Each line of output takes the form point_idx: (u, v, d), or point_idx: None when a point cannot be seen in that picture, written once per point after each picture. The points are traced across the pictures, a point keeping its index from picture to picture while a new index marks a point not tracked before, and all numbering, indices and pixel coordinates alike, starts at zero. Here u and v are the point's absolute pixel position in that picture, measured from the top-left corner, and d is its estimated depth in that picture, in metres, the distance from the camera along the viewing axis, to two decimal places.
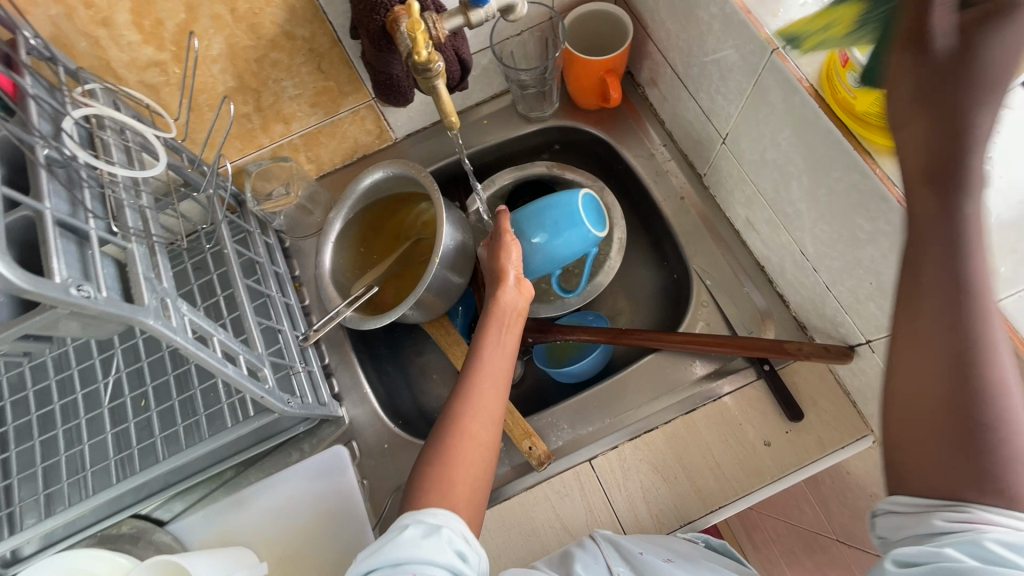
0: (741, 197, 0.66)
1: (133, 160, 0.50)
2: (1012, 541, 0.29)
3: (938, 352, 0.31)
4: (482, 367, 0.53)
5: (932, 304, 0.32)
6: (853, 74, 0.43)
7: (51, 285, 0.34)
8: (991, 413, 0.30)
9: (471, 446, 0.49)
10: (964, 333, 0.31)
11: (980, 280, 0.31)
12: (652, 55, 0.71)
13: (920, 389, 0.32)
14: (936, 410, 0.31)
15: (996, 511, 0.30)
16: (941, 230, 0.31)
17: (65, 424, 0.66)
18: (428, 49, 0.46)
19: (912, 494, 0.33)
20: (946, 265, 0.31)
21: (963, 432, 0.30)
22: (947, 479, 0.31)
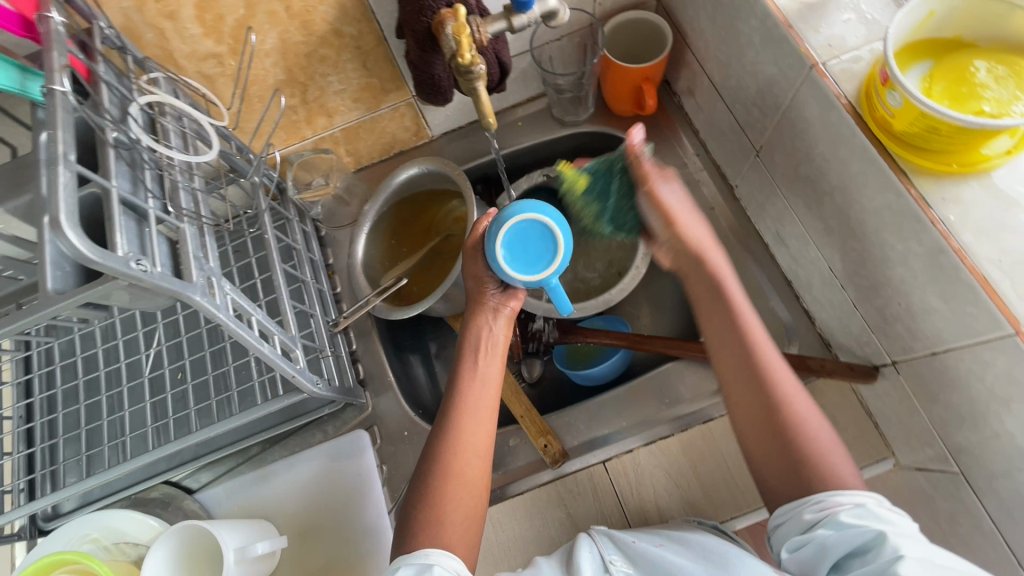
0: (772, 211, 0.66)
1: (189, 146, 0.53)
2: (850, 511, 0.44)
3: (756, 399, 0.52)
4: (462, 409, 0.54)
5: (740, 372, 0.53)
6: (892, 93, 0.43)
7: (114, 257, 0.37)
8: (796, 429, 0.50)
9: (457, 486, 0.51)
10: (767, 386, 0.52)
11: (762, 353, 0.53)
12: (690, 65, 0.71)
13: (750, 424, 0.52)
14: (761, 418, 0.51)
15: (830, 493, 0.46)
16: (726, 329, 0.55)
17: (109, 391, 0.70)
18: (471, 52, 0.48)
19: (788, 501, 0.48)
20: (743, 347, 0.54)
21: (784, 445, 0.50)
22: (792, 478, 0.49)
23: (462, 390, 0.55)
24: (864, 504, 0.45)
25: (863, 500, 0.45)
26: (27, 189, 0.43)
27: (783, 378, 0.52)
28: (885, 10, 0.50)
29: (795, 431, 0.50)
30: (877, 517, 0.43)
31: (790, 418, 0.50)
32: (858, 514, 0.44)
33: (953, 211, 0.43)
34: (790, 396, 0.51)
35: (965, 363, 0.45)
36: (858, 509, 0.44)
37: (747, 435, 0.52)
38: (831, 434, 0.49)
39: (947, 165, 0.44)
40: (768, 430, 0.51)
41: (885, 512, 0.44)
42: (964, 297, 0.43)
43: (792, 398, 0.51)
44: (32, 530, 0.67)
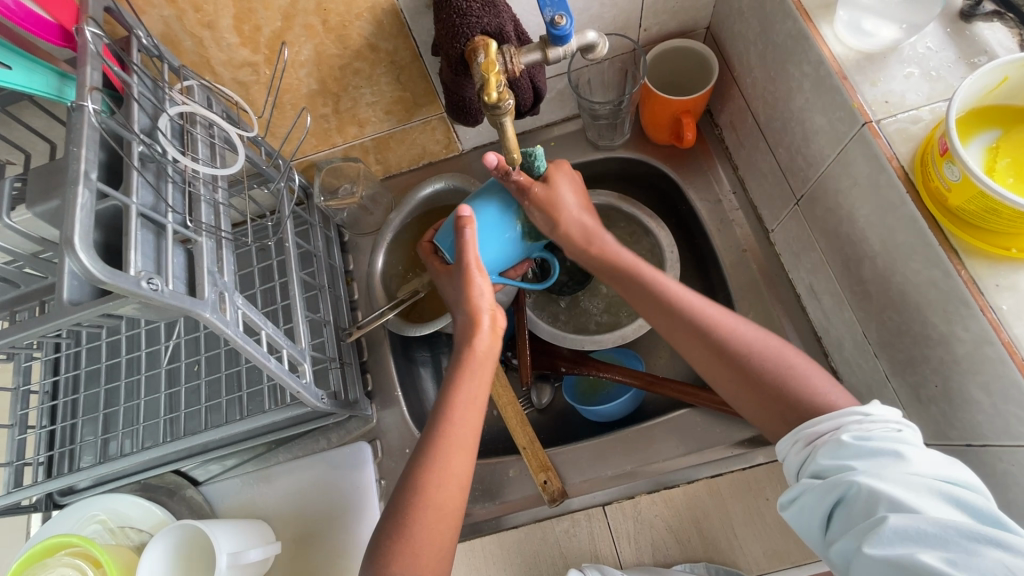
0: (807, 262, 0.62)
1: (216, 155, 0.53)
2: (828, 451, 0.42)
3: (705, 348, 0.51)
4: (451, 409, 0.52)
5: (684, 329, 0.52)
6: (951, 166, 0.39)
7: (125, 276, 0.37)
8: (756, 362, 0.49)
9: (432, 514, 0.47)
10: (711, 331, 0.51)
11: (698, 304, 0.53)
12: (735, 100, 0.68)
13: (714, 370, 0.51)
14: (721, 360, 0.50)
15: (810, 423, 0.44)
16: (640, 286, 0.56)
17: (128, 376, 0.73)
18: (498, 89, 0.46)
19: (783, 436, 0.46)
20: (669, 302, 0.53)
21: (752, 379, 0.49)
22: (773, 406, 0.48)
23: (455, 390, 0.52)
24: (842, 432, 0.42)
25: (845, 428, 0.42)
26: (56, 194, 0.44)
27: (721, 319, 0.52)
28: (952, 68, 0.46)
29: (756, 364, 0.49)
30: (859, 452, 0.40)
31: (747, 354, 0.50)
32: (836, 452, 0.41)
33: (1007, 299, 0.40)
34: (737, 333, 0.51)
35: (1002, 463, 0.42)
36: (839, 444, 0.41)
37: (722, 380, 0.51)
38: (791, 352, 0.49)
39: (1005, 249, 0.40)
40: (734, 372, 0.50)
41: (867, 437, 0.41)
42: (1009, 392, 0.39)
43: (737, 333, 0.51)
44: (48, 503, 0.71)
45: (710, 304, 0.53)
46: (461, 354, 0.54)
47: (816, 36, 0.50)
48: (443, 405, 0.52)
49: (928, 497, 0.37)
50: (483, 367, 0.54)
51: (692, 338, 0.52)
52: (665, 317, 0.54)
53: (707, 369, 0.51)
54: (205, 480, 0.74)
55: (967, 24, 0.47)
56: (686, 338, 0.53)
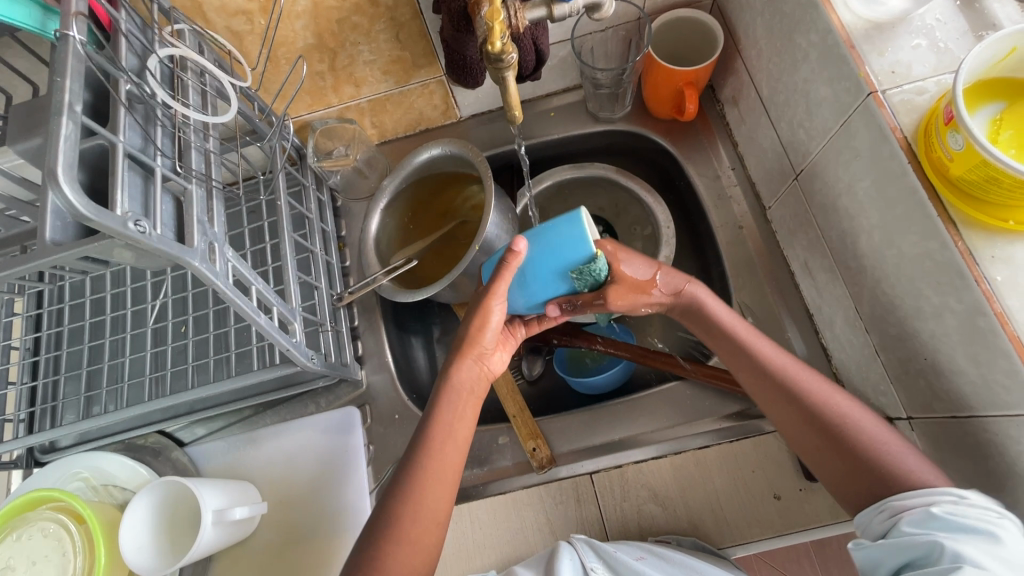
0: (803, 239, 0.62)
1: (207, 104, 0.51)
2: (914, 520, 0.41)
3: (792, 415, 0.51)
4: (432, 442, 0.53)
5: (772, 390, 0.52)
6: (955, 135, 0.39)
7: (111, 216, 0.36)
8: (845, 432, 0.48)
9: (407, 543, 0.49)
10: (801, 394, 0.51)
11: (787, 368, 0.52)
12: (738, 73, 0.67)
13: (799, 437, 0.51)
14: (807, 428, 0.50)
15: (896, 496, 0.44)
16: (737, 353, 0.55)
17: (112, 335, 0.72)
18: (502, 40, 0.44)
19: (867, 507, 0.46)
20: (761, 367, 0.53)
21: (840, 451, 0.48)
22: (855, 481, 0.47)
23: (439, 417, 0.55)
24: (932, 507, 0.41)
25: (935, 503, 0.41)
26: (38, 132, 0.42)
27: (812, 385, 0.51)
28: (960, 40, 0.46)
29: (845, 433, 0.48)
30: (948, 525, 0.40)
31: (835, 422, 0.49)
32: (924, 522, 0.41)
33: (1001, 271, 0.40)
34: (825, 400, 0.50)
35: (987, 433, 0.43)
36: (928, 515, 0.41)
37: (808, 445, 0.50)
38: (883, 429, 0.48)
39: (1003, 220, 0.40)
40: (820, 440, 0.49)
41: (960, 514, 0.40)
42: (997, 363, 0.40)
43: (829, 404, 0.50)
44: (29, 460, 0.69)
45: (803, 370, 0.52)
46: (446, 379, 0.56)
47: (825, 4, 0.49)
48: (427, 437, 0.54)
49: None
50: (466, 397, 0.56)
51: (784, 401, 0.52)
52: (756, 379, 0.54)
53: (791, 431, 0.51)
54: (190, 441, 0.74)
55: None
56: (777, 400, 0.52)
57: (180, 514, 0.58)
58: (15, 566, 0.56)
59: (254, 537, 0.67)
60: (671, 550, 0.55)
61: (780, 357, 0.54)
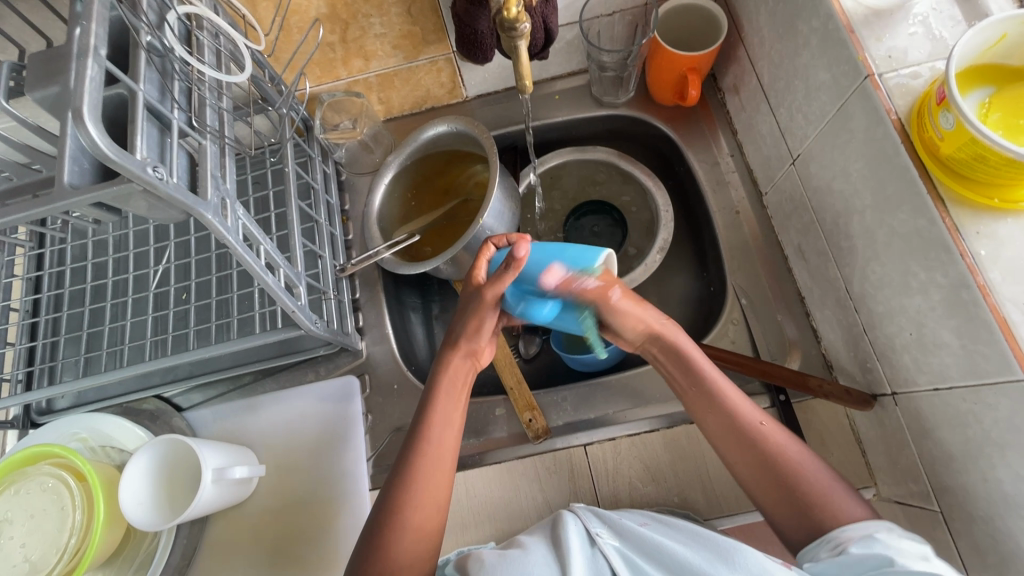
0: (797, 223, 0.64)
1: (221, 64, 0.52)
2: (859, 541, 0.44)
3: (753, 456, 0.51)
4: (428, 437, 0.54)
5: (734, 436, 0.53)
6: (947, 114, 0.41)
7: (131, 159, 0.37)
8: (799, 474, 0.49)
9: (408, 529, 0.51)
10: (760, 441, 0.51)
11: (746, 414, 0.53)
12: (740, 61, 0.69)
13: (755, 476, 0.51)
14: (764, 468, 0.51)
15: (843, 528, 0.46)
16: (706, 395, 0.55)
17: (113, 298, 0.72)
18: (518, 7, 0.45)
19: (812, 543, 0.47)
20: (723, 410, 0.53)
21: (792, 492, 0.49)
22: (802, 520, 0.48)
23: (432, 410, 0.56)
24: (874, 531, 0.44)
25: (874, 529, 0.44)
26: (56, 80, 0.42)
27: (769, 432, 0.52)
28: (954, 28, 0.48)
29: (798, 477, 0.49)
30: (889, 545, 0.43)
31: (790, 470, 0.50)
32: (869, 543, 0.43)
33: (985, 246, 0.42)
34: (780, 445, 0.51)
35: (966, 403, 0.45)
36: (871, 536, 0.44)
37: (764, 485, 0.51)
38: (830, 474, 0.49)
39: (988, 198, 0.42)
40: (776, 480, 0.50)
41: (896, 538, 0.43)
42: (980, 333, 0.42)
43: (781, 446, 0.51)
44: (25, 421, 0.70)
45: (761, 416, 0.53)
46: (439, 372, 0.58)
47: None
48: (423, 428, 0.55)
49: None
50: (459, 390, 0.58)
51: (746, 445, 0.52)
52: (719, 420, 0.54)
53: (752, 473, 0.51)
54: (187, 407, 0.74)
55: None
56: (739, 444, 0.52)
57: (176, 466, 0.59)
58: (13, 518, 0.56)
59: (250, 501, 0.67)
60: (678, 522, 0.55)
61: (739, 399, 0.54)
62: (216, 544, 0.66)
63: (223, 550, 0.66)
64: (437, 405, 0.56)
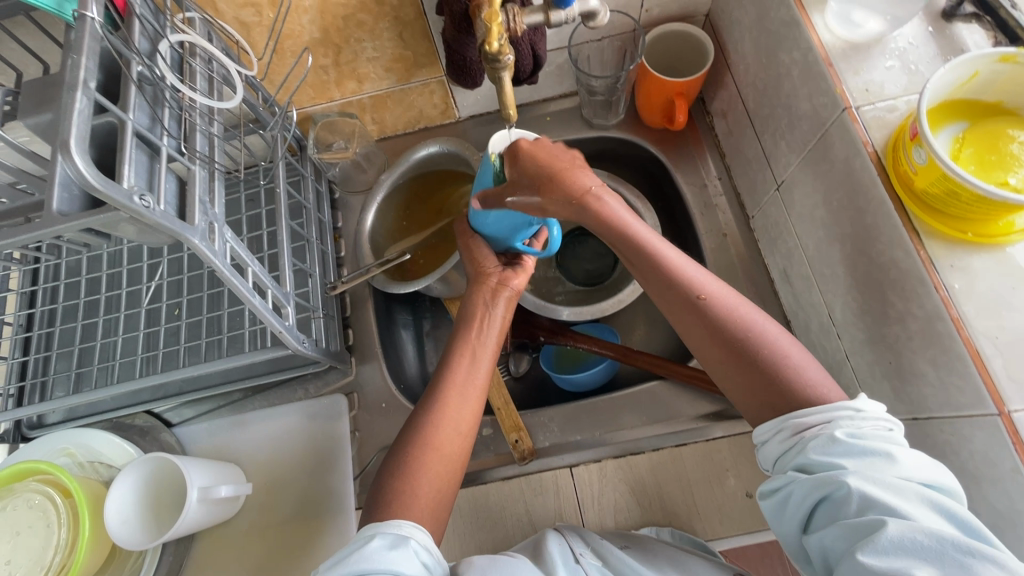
0: (782, 247, 0.65)
1: (214, 90, 0.53)
2: (819, 445, 0.41)
3: (703, 330, 0.49)
4: (456, 363, 0.55)
5: (685, 310, 0.49)
6: (920, 150, 0.41)
7: (118, 189, 0.37)
8: (751, 345, 0.47)
9: (436, 455, 0.50)
10: (709, 315, 0.48)
11: (698, 287, 0.49)
12: (727, 86, 0.70)
13: (708, 354, 0.49)
14: (720, 343, 0.48)
15: (800, 412, 0.44)
16: (653, 273, 0.51)
17: (106, 314, 0.73)
18: (500, 41, 0.46)
19: (768, 421, 0.45)
20: (674, 283, 0.50)
21: (746, 368, 0.47)
22: (763, 395, 0.46)
23: (463, 338, 0.57)
24: (833, 430, 0.42)
25: (837, 424, 0.42)
26: (49, 108, 0.43)
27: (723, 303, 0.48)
28: (930, 63, 0.49)
29: (751, 349, 0.47)
30: (850, 449, 0.40)
31: (741, 342, 0.47)
32: (829, 447, 0.41)
33: (959, 279, 0.42)
34: (732, 316, 0.48)
35: (943, 434, 0.45)
36: (831, 441, 0.41)
37: (722, 361, 0.48)
38: (788, 343, 0.47)
39: (962, 232, 0.43)
40: (732, 352, 0.47)
41: (859, 435, 0.41)
42: (953, 365, 0.42)
43: (732, 318, 0.48)
44: (15, 435, 0.70)
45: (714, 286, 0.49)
46: (467, 305, 0.60)
47: (808, 24, 0.52)
48: (451, 355, 0.56)
49: (915, 503, 0.38)
50: (489, 322, 0.59)
51: (698, 316, 0.49)
52: (672, 296, 0.50)
53: (710, 350, 0.49)
54: (177, 423, 0.75)
55: (948, 24, 0.50)
56: (692, 315, 0.49)
57: (168, 469, 0.60)
58: None
59: (237, 518, 0.68)
60: (660, 544, 0.56)
61: (691, 271, 0.50)
62: (202, 562, 0.66)
63: (208, 567, 0.66)
64: (464, 336, 0.57)
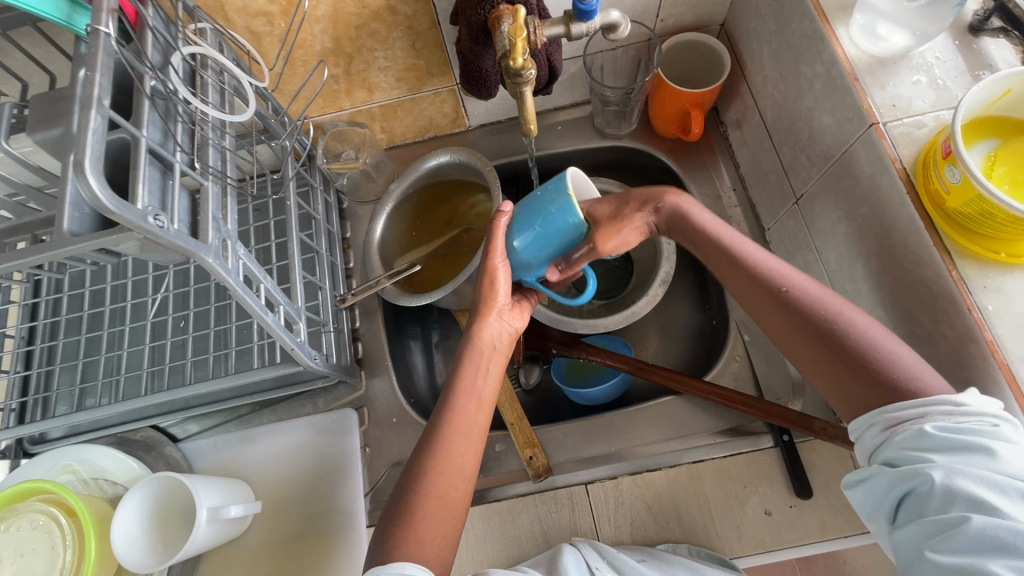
0: (800, 261, 0.64)
1: (225, 101, 0.52)
2: (909, 437, 0.39)
3: (788, 320, 0.47)
4: (457, 400, 0.52)
5: (766, 303, 0.49)
6: (953, 169, 0.40)
7: (132, 209, 0.36)
8: (840, 330, 0.44)
9: (438, 501, 0.48)
10: (794, 301, 0.47)
11: (781, 279, 0.48)
12: (743, 97, 0.69)
13: (799, 344, 0.47)
14: (807, 333, 0.46)
15: (889, 408, 0.41)
16: (733, 267, 0.51)
17: (111, 327, 0.71)
18: (524, 56, 0.45)
19: (861, 415, 0.43)
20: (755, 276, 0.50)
21: (838, 352, 0.44)
22: (858, 380, 0.43)
23: (463, 373, 0.53)
24: (925, 424, 0.39)
25: (930, 419, 0.39)
26: (59, 123, 0.42)
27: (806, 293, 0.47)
28: (958, 78, 0.48)
29: (841, 334, 0.44)
30: (943, 444, 0.38)
31: (829, 325, 0.45)
32: (919, 440, 0.39)
33: (992, 300, 0.41)
34: (818, 302, 0.46)
35: None
36: (920, 433, 0.39)
37: (816, 358, 0.46)
38: (884, 330, 0.44)
39: (995, 252, 0.42)
40: (823, 344, 0.45)
41: (955, 429, 0.38)
42: (988, 389, 0.41)
43: (817, 303, 0.46)
44: (17, 451, 0.68)
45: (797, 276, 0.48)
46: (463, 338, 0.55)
47: (832, 38, 0.51)
48: (451, 391, 0.53)
49: (1013, 502, 0.35)
50: (490, 356, 0.55)
51: (784, 306, 0.47)
52: (754, 290, 0.50)
53: (800, 345, 0.47)
54: (183, 437, 0.74)
55: (975, 38, 0.49)
56: (778, 306, 0.48)
57: (172, 496, 0.58)
58: (2, 557, 0.54)
59: (245, 537, 0.66)
60: (680, 558, 0.56)
61: (771, 262, 0.50)
62: None
63: None
64: (465, 371, 0.53)
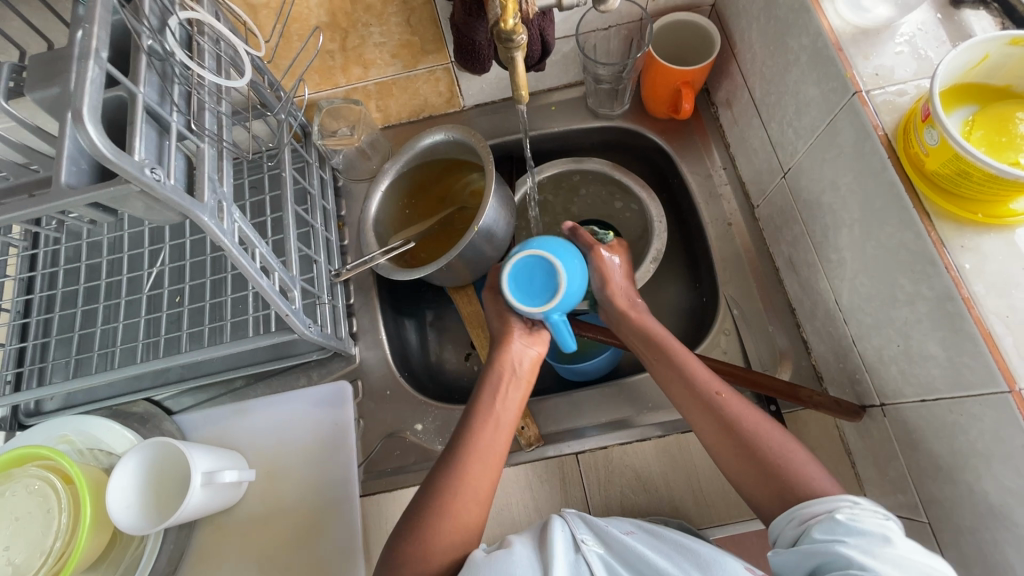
0: (788, 235, 0.65)
1: (221, 69, 0.53)
2: (822, 526, 0.42)
3: (713, 426, 0.51)
4: (478, 424, 0.54)
5: (695, 407, 0.52)
6: (931, 131, 0.42)
7: (130, 161, 0.37)
8: (758, 443, 0.48)
9: (451, 520, 0.49)
10: (717, 410, 0.51)
11: (711, 389, 0.52)
12: (733, 76, 0.71)
13: (721, 450, 0.50)
14: (727, 440, 0.50)
15: (804, 504, 0.44)
16: (673, 373, 0.54)
17: (106, 300, 0.72)
18: (515, 19, 0.46)
19: (778, 515, 0.46)
20: (686, 385, 0.53)
21: (752, 462, 0.48)
22: (768, 488, 0.47)
23: (486, 400, 0.55)
24: (835, 513, 0.42)
25: (836, 508, 0.42)
26: (56, 82, 0.42)
27: (730, 401, 0.51)
28: (939, 48, 0.49)
29: (759, 446, 0.48)
30: (851, 529, 0.40)
31: (750, 436, 0.49)
32: (831, 528, 0.41)
33: (969, 259, 0.43)
34: (740, 412, 0.50)
35: (952, 414, 0.45)
36: (833, 520, 0.41)
37: (733, 458, 0.49)
38: (796, 446, 0.48)
39: (972, 213, 0.43)
40: (737, 448, 0.49)
41: (859, 519, 0.41)
42: (964, 345, 0.43)
43: (739, 415, 0.50)
44: (12, 423, 0.69)
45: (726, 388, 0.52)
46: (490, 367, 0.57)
47: (817, 10, 0.52)
48: (475, 415, 0.54)
49: None
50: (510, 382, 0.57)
51: (704, 409, 0.51)
52: (681, 393, 0.53)
53: (720, 448, 0.50)
54: (177, 410, 0.74)
55: (956, 10, 0.50)
56: (701, 408, 0.52)
57: (165, 480, 0.58)
58: None
59: (240, 507, 0.67)
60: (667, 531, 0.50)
61: (701, 369, 0.53)
62: (205, 550, 0.65)
63: (210, 555, 0.65)
64: (485, 398, 0.55)
